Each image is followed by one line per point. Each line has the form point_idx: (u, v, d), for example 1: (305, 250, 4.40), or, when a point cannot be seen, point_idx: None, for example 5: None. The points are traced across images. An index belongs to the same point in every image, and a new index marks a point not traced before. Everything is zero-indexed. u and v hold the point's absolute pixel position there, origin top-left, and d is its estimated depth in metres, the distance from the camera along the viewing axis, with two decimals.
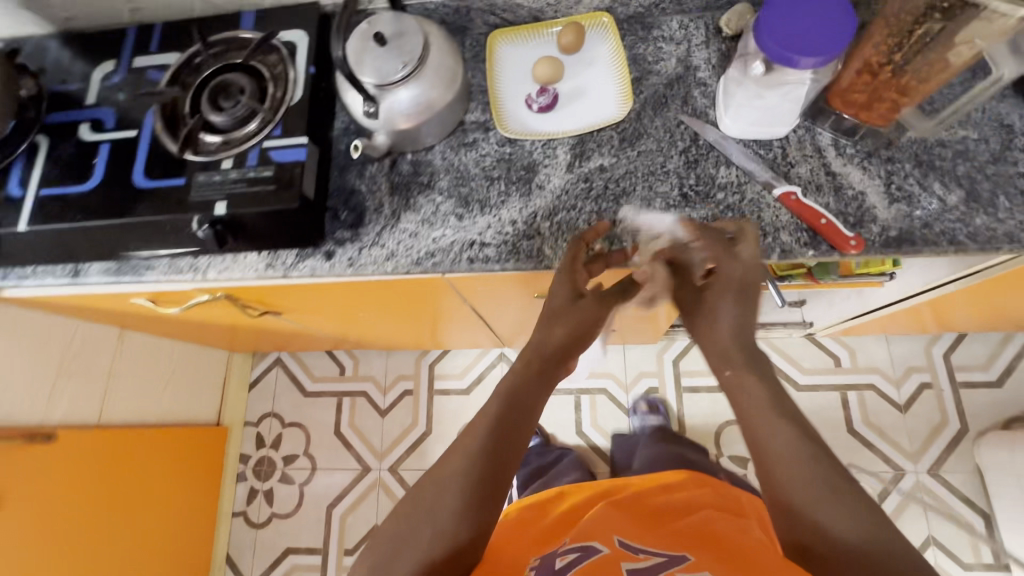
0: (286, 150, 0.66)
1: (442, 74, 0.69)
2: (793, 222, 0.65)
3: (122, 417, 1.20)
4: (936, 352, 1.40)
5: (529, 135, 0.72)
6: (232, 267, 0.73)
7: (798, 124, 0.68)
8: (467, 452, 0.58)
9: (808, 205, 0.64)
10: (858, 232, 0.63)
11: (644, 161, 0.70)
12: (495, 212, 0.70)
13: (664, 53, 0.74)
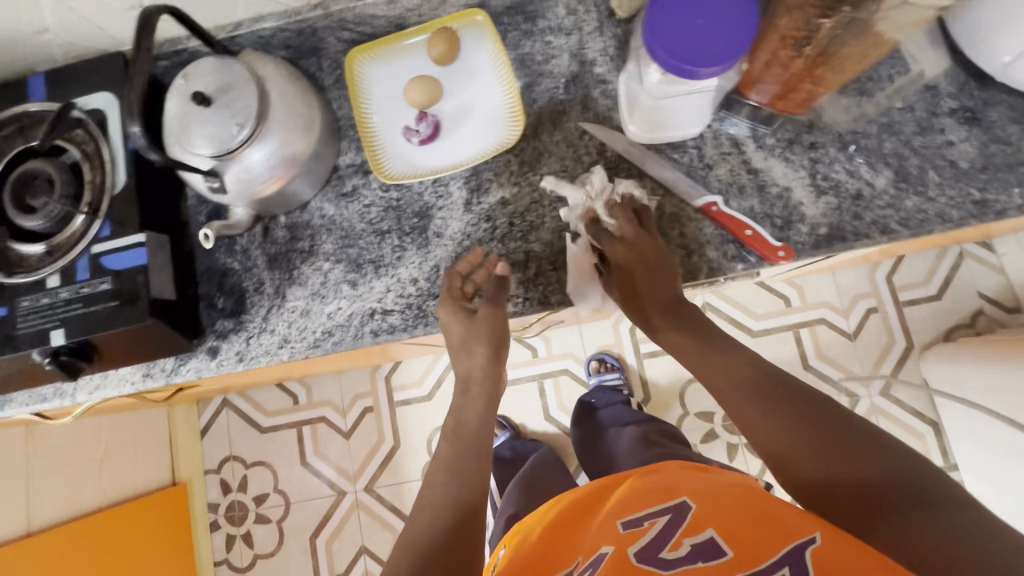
0: (121, 253, 0.55)
1: (294, 122, 0.57)
2: (717, 233, 0.59)
3: (58, 513, 1.11)
4: (879, 277, 1.42)
5: (416, 174, 0.62)
6: (105, 385, 0.63)
7: (713, 117, 0.60)
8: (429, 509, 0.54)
9: (730, 214, 0.58)
10: (786, 240, 0.58)
11: (549, 186, 0.61)
12: (392, 272, 0.61)
13: (554, 49, 0.64)
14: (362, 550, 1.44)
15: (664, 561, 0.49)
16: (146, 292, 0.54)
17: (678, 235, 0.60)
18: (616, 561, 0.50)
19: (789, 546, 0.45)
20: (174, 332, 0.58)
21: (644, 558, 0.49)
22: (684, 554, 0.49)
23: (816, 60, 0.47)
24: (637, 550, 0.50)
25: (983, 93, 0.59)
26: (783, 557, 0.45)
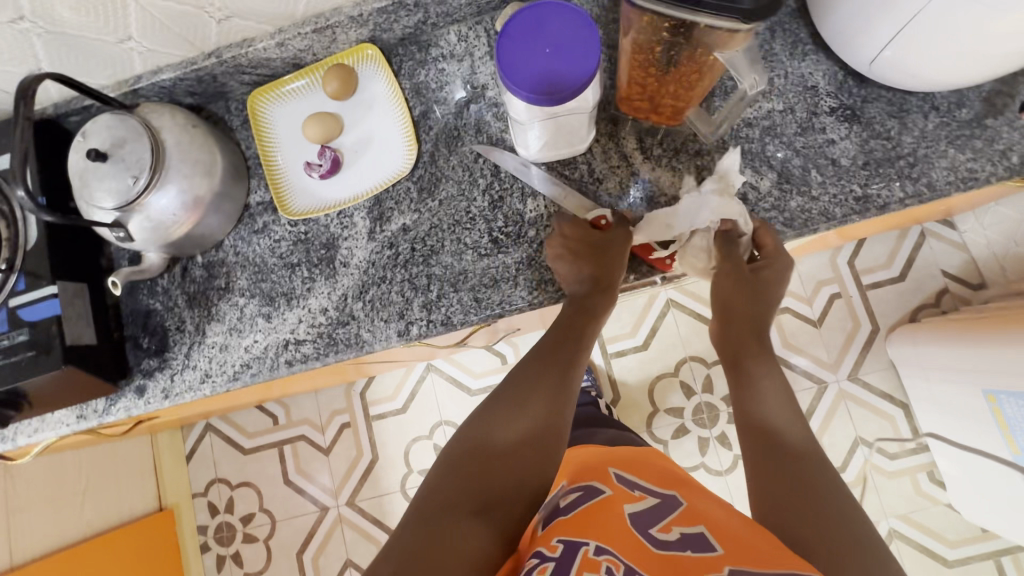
0: (35, 305, 0.58)
1: (193, 170, 0.59)
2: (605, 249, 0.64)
3: (42, 547, 1.15)
4: (841, 261, 1.42)
5: (322, 208, 0.65)
6: (42, 428, 0.66)
7: (599, 132, 0.62)
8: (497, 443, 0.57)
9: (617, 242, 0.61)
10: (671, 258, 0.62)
11: (448, 210, 0.63)
12: (303, 303, 0.64)
13: (447, 75, 0.66)
14: (348, 563, 1.47)
15: (651, 533, 0.53)
16: (61, 341, 0.57)
17: None
18: (612, 509, 0.56)
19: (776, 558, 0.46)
20: (94, 376, 0.60)
21: (635, 518, 0.55)
22: (671, 537, 0.53)
23: (663, 79, 0.49)
24: (631, 509, 0.56)
25: (861, 90, 0.60)
26: (772, 571, 0.45)
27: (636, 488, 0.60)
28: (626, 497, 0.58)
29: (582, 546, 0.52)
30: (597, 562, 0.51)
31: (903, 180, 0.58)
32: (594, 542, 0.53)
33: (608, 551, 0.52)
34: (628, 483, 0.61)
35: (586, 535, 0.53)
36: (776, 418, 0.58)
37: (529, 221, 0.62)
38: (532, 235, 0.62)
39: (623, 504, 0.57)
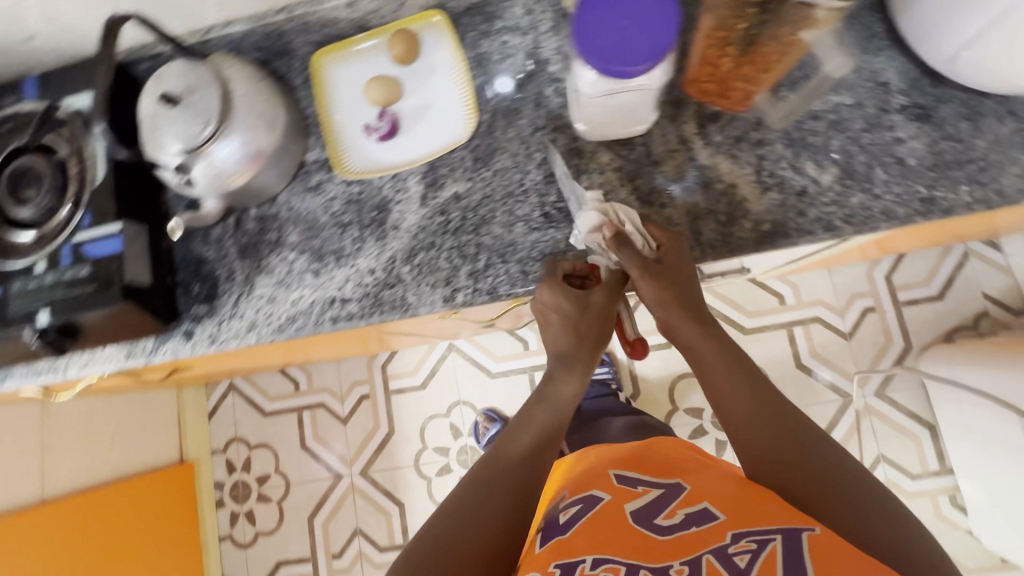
0: (101, 241, 0.59)
1: (256, 122, 0.60)
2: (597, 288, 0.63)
3: (70, 485, 1.19)
4: (877, 275, 1.39)
5: (376, 170, 0.65)
6: (92, 363, 0.69)
7: (660, 115, 0.61)
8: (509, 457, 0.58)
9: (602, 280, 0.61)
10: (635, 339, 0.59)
11: (501, 182, 0.64)
12: (352, 262, 0.65)
13: (510, 48, 0.66)
14: (357, 531, 1.50)
15: (655, 526, 0.55)
16: (120, 278, 0.59)
17: None
18: (613, 511, 0.57)
19: (787, 522, 0.48)
20: (147, 315, 0.62)
21: (638, 516, 0.56)
22: (676, 521, 0.54)
23: (740, 59, 0.48)
24: (634, 508, 0.57)
25: (935, 89, 0.58)
26: (775, 528, 0.48)
27: (635, 481, 0.61)
28: (627, 495, 0.59)
29: (580, 564, 0.52)
30: (596, 575, 0.51)
31: (971, 184, 0.57)
32: (591, 555, 0.53)
33: (613, 560, 0.52)
34: (627, 479, 0.61)
35: (581, 552, 0.53)
36: (749, 399, 0.56)
37: (582, 198, 0.62)
38: None
39: (623, 504, 0.58)
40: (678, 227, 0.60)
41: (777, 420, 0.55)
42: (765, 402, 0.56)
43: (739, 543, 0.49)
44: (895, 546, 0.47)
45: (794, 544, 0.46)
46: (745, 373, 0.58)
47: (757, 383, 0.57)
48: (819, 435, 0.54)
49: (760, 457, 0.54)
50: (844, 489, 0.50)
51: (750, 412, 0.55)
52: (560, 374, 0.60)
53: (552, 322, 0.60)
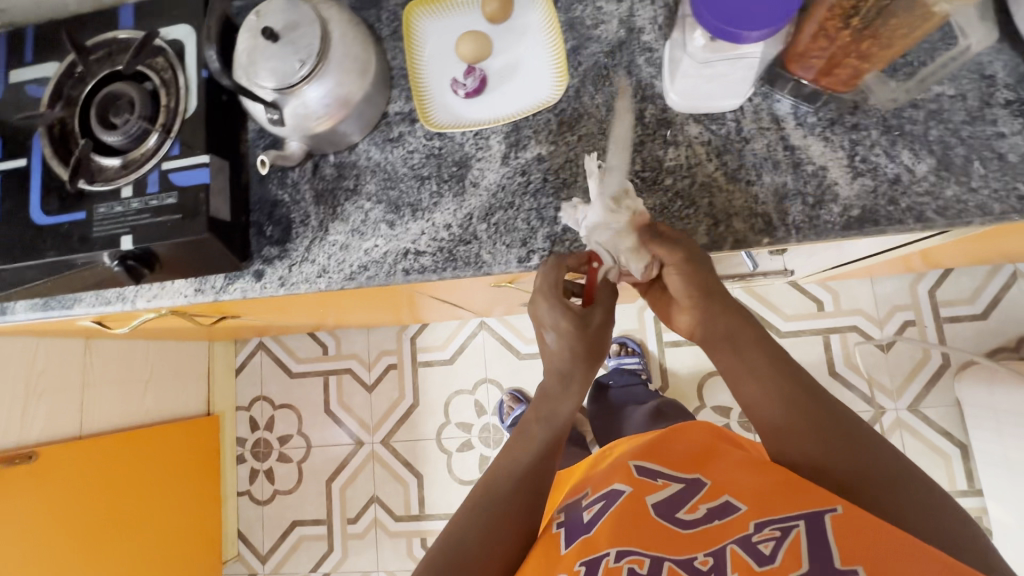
0: (189, 172, 0.60)
1: (349, 66, 0.60)
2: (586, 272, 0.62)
3: (104, 424, 1.21)
4: (921, 289, 1.37)
5: (459, 126, 0.65)
6: (161, 295, 0.69)
7: (755, 91, 0.61)
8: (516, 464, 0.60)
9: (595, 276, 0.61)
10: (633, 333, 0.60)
11: (585, 147, 0.63)
12: (428, 216, 0.65)
13: (604, 14, 0.65)
14: (373, 499, 1.51)
15: (679, 520, 0.55)
16: (206, 208, 0.59)
17: (707, 205, 0.60)
18: (634, 502, 0.57)
19: (807, 508, 0.47)
20: (226, 250, 0.62)
21: (660, 508, 0.56)
22: (700, 516, 0.54)
23: (861, 32, 0.48)
24: (654, 500, 0.57)
25: None
26: (798, 514, 0.47)
27: (656, 474, 0.61)
28: (648, 489, 0.59)
29: (603, 558, 0.52)
30: (621, 567, 0.50)
31: None
32: (615, 547, 0.52)
33: (635, 551, 0.52)
34: (647, 472, 0.62)
35: (604, 547, 0.53)
36: (779, 391, 0.53)
37: (667, 168, 0.61)
38: (668, 183, 0.61)
39: (645, 496, 0.58)
40: (764, 206, 0.59)
41: (808, 411, 0.52)
42: (794, 393, 0.53)
43: (761, 532, 0.48)
44: (934, 528, 0.47)
45: (820, 528, 0.45)
46: (775, 364, 0.55)
47: (787, 371, 0.54)
48: (850, 420, 0.52)
49: (792, 451, 0.52)
50: (884, 476, 0.49)
51: (781, 406, 0.53)
52: (555, 393, 0.61)
53: (551, 338, 0.61)
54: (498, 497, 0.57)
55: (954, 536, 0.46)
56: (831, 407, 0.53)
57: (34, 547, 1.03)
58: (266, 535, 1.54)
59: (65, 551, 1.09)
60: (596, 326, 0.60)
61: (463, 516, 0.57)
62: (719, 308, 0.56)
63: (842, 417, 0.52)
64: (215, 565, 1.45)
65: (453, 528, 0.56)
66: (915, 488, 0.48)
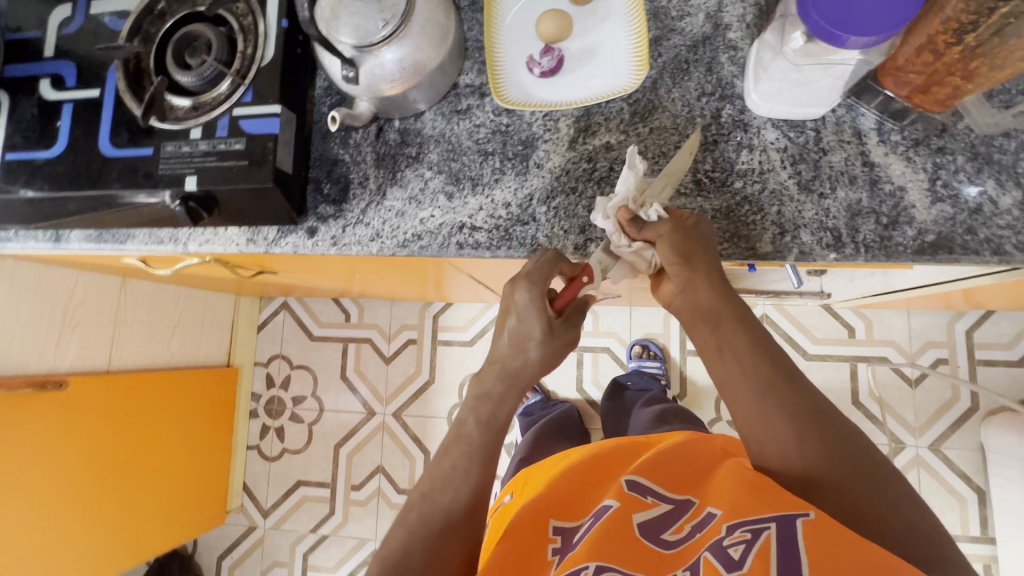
0: (259, 120, 0.60)
1: (430, 32, 0.59)
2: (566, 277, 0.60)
3: (132, 361, 1.23)
4: (958, 328, 1.34)
5: (530, 105, 0.64)
6: (213, 240, 0.70)
7: (840, 102, 0.59)
8: (450, 472, 0.57)
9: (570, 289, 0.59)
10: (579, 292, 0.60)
11: (656, 141, 0.62)
12: (488, 192, 0.64)
13: (691, 7, 0.64)
14: (379, 469, 1.52)
15: (663, 542, 0.57)
16: (273, 158, 0.59)
17: (775, 213, 0.59)
18: (618, 518, 0.57)
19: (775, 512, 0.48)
20: (285, 203, 0.62)
21: (646, 530, 0.57)
22: (683, 536, 0.57)
23: (973, 51, 0.47)
24: (641, 520, 0.58)
25: None
26: (772, 515, 0.48)
27: (647, 491, 0.61)
28: (637, 504, 0.59)
29: (583, 569, 0.53)
30: None
31: None
32: (595, 563, 0.53)
33: (615, 567, 0.53)
34: (637, 485, 0.61)
35: (586, 559, 0.54)
36: (761, 380, 0.52)
37: (738, 172, 0.60)
38: (737, 187, 0.60)
39: (633, 513, 0.58)
40: (834, 220, 0.58)
41: (790, 401, 0.51)
42: (774, 381, 0.52)
43: (733, 535, 0.50)
44: (898, 529, 0.46)
45: (793, 535, 0.46)
46: (760, 348, 0.53)
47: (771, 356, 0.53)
48: (827, 410, 0.52)
49: (769, 441, 0.51)
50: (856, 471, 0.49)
51: (761, 395, 0.51)
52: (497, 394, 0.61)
53: (503, 337, 0.62)
54: (440, 518, 0.54)
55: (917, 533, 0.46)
56: (813, 397, 0.52)
57: (57, 475, 1.04)
58: (270, 490, 1.57)
59: (85, 483, 1.10)
60: (559, 343, 0.61)
61: (402, 537, 0.53)
62: (703, 278, 0.54)
63: (820, 407, 0.52)
64: (218, 515, 1.48)
65: (391, 549, 0.52)
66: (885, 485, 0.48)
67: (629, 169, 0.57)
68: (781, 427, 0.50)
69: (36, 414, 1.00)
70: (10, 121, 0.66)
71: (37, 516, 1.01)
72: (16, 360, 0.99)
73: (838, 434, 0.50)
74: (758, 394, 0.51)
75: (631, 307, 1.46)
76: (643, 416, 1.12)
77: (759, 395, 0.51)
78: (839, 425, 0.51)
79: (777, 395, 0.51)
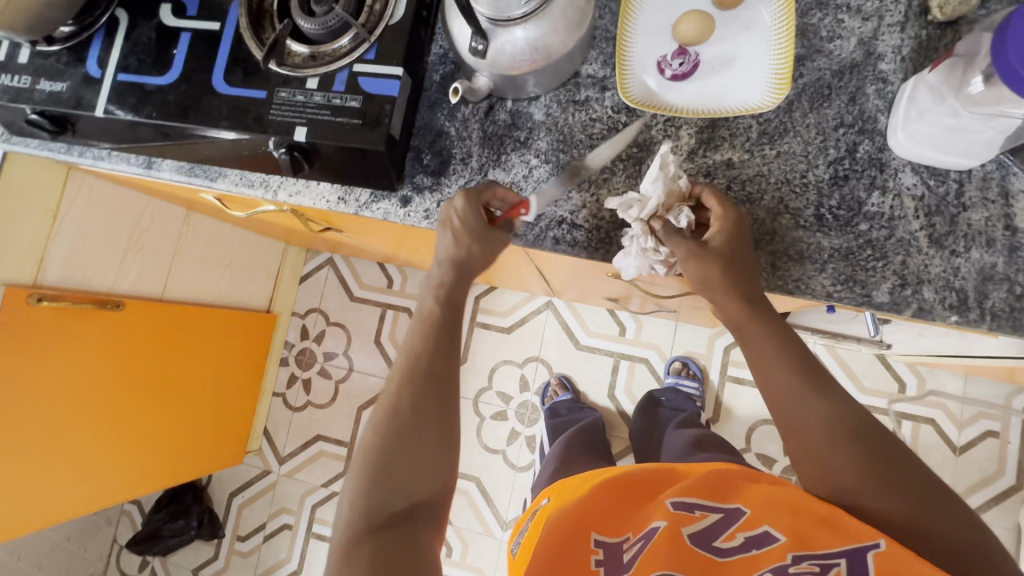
0: (379, 80, 0.58)
1: (569, 16, 0.56)
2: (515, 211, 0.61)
3: (183, 294, 1.24)
4: (1016, 404, 1.28)
5: (653, 106, 0.61)
6: (303, 193, 0.69)
7: (993, 157, 0.55)
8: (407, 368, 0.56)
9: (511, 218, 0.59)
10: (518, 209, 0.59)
11: (782, 166, 0.59)
12: (594, 190, 0.62)
13: (844, 29, 0.60)
14: None
15: (715, 549, 0.55)
16: (388, 122, 0.58)
17: (899, 262, 0.56)
18: (670, 537, 0.56)
19: (851, 543, 0.49)
20: (390, 169, 0.61)
21: (697, 541, 0.56)
22: (736, 546, 0.55)
23: None
24: (690, 531, 0.57)
25: None
26: (841, 550, 0.49)
27: (691, 505, 0.59)
28: (684, 519, 0.58)
29: None
30: None
31: None
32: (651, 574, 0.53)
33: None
34: (682, 502, 0.59)
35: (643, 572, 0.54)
36: (791, 386, 0.54)
37: (865, 213, 0.57)
38: (861, 229, 0.57)
39: (681, 526, 0.57)
40: (962, 281, 0.54)
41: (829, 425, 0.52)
42: (802, 387, 0.53)
43: (801, 566, 0.50)
44: (945, 531, 0.48)
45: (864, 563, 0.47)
46: (796, 366, 0.54)
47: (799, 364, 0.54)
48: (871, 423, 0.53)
49: (809, 451, 0.53)
50: (903, 484, 0.50)
51: (793, 395, 0.53)
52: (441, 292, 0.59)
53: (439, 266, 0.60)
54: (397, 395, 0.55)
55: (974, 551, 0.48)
56: (846, 405, 0.53)
57: (93, 391, 1.04)
58: (289, 439, 1.59)
59: (119, 405, 1.10)
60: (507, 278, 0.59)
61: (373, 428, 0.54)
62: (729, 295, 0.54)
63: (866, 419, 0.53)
64: (237, 454, 1.51)
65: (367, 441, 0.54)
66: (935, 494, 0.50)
67: (659, 170, 0.55)
68: (820, 436, 0.52)
69: (89, 330, 1.00)
70: (125, 41, 0.65)
71: (75, 433, 1.03)
72: (82, 274, 1.01)
73: (878, 442, 0.52)
74: (789, 393, 0.54)
75: (676, 323, 1.43)
76: (679, 439, 1.09)
77: (793, 396, 0.54)
78: (878, 431, 0.53)
79: (812, 406, 0.53)
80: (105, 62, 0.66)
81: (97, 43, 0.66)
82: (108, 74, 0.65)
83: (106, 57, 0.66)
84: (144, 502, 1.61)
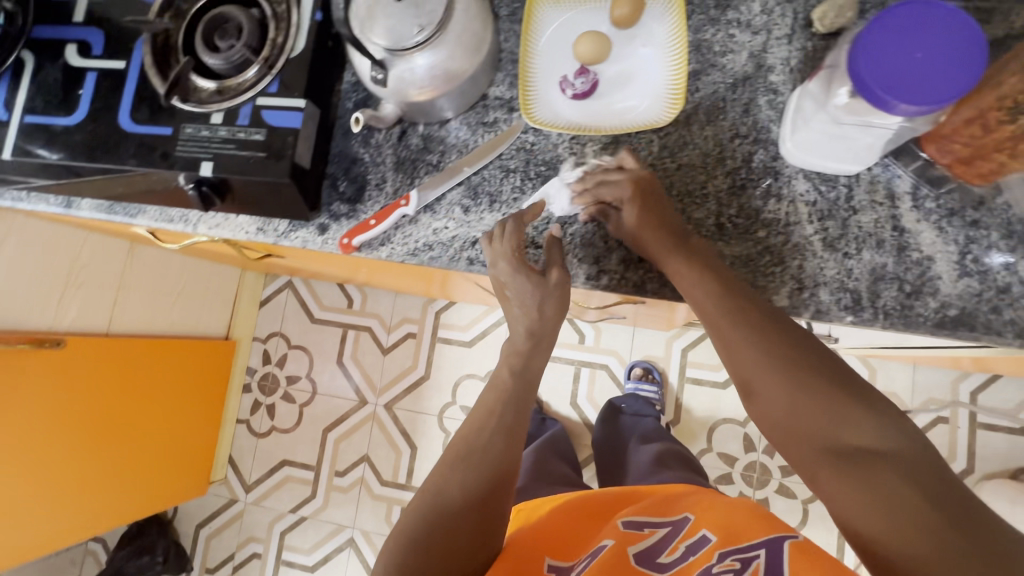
0: (284, 112, 0.59)
1: (466, 41, 0.57)
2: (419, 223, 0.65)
3: (133, 326, 1.23)
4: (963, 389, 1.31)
5: (557, 126, 0.63)
6: (223, 225, 0.68)
7: (877, 160, 0.57)
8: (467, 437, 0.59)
9: (389, 212, 0.63)
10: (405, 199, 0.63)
11: (682, 178, 0.60)
12: (505, 210, 0.63)
13: (736, 43, 0.62)
14: (364, 458, 1.51)
15: (658, 564, 0.56)
16: (291, 153, 0.58)
17: (796, 266, 0.57)
18: (615, 553, 0.57)
19: (772, 539, 0.51)
20: (300, 200, 0.61)
21: (640, 557, 0.57)
22: (678, 555, 0.56)
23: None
24: (636, 550, 0.57)
25: None
26: (761, 545, 0.51)
27: (641, 524, 0.61)
28: (632, 537, 0.59)
29: None
30: None
31: None
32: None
33: None
34: (633, 523, 0.62)
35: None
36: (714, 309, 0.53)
37: (763, 221, 0.58)
38: (760, 236, 0.58)
39: (627, 545, 0.58)
40: (856, 282, 0.56)
41: (743, 330, 0.52)
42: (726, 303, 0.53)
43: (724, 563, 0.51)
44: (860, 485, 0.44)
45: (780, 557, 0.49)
46: (715, 289, 0.54)
47: (712, 287, 0.54)
48: (784, 318, 0.53)
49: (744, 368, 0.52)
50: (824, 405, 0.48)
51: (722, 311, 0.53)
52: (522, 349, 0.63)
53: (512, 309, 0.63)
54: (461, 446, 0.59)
55: (905, 448, 0.45)
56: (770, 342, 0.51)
57: (36, 431, 1.02)
58: (254, 466, 1.57)
59: (68, 445, 1.08)
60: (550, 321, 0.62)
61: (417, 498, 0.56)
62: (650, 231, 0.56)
63: (785, 325, 0.52)
64: (201, 485, 1.49)
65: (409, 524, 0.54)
66: (855, 386, 0.49)
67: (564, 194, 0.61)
68: (753, 352, 0.52)
69: (28, 370, 0.99)
70: (32, 83, 0.65)
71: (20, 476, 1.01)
72: (18, 314, 0.99)
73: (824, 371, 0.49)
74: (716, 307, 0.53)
75: (634, 329, 1.44)
76: (643, 454, 1.10)
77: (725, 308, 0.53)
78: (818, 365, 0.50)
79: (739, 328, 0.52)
80: (12, 104, 0.65)
81: (4, 86, 0.66)
82: (15, 116, 0.65)
83: (13, 99, 0.65)
84: (109, 539, 1.57)
